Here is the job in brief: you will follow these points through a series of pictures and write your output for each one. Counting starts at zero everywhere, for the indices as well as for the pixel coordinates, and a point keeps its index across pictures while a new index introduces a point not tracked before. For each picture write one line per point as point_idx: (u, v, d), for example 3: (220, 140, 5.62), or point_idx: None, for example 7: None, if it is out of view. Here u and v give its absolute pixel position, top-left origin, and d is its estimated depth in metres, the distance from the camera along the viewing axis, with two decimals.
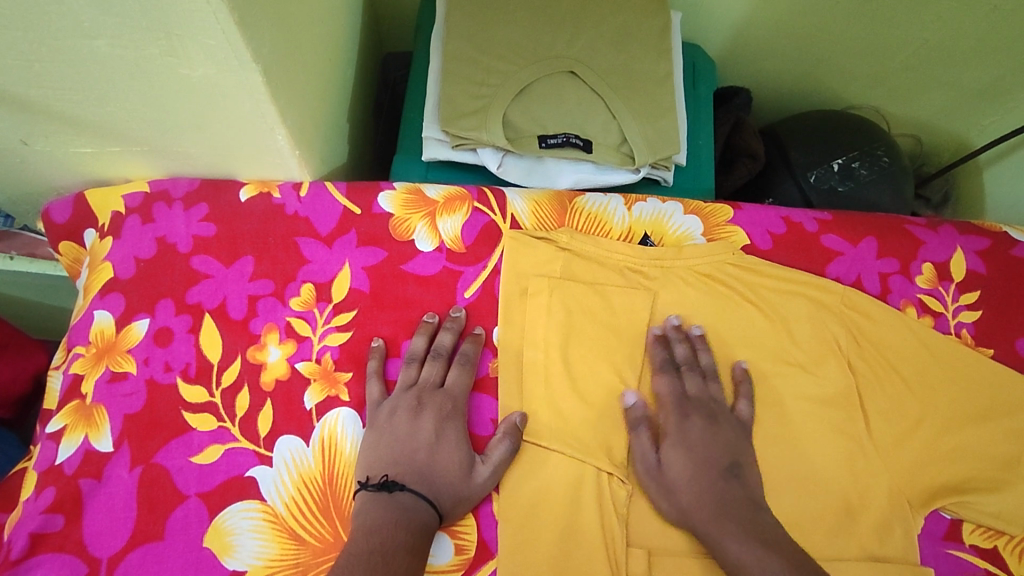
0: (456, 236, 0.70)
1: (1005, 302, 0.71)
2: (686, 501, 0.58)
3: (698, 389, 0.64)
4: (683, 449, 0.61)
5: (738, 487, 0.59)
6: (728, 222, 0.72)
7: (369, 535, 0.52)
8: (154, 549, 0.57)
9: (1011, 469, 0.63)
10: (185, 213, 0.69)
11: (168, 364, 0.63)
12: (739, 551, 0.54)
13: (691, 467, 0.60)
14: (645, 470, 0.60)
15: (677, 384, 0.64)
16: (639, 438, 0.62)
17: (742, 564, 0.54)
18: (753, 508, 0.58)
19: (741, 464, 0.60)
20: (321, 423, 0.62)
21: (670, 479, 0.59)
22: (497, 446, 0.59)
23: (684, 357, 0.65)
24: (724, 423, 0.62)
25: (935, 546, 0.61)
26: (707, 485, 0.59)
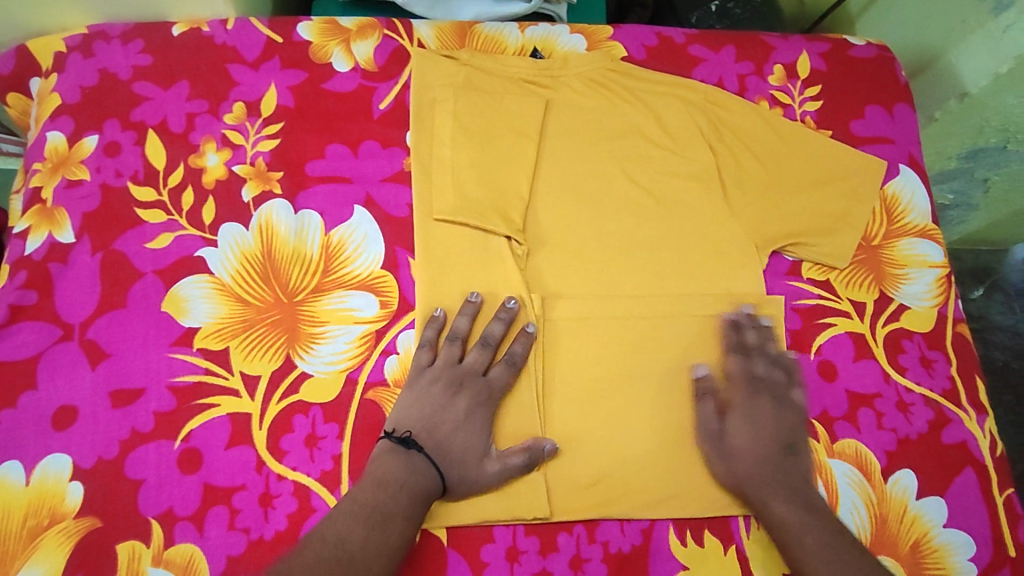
0: (370, 59, 0.79)
1: (842, 92, 0.83)
2: (744, 448, 0.65)
3: (764, 371, 0.69)
4: (750, 443, 0.65)
5: (796, 464, 0.65)
6: (609, 39, 0.83)
7: (378, 489, 0.58)
8: (118, 315, 0.67)
9: (842, 220, 0.75)
10: (123, 48, 0.77)
11: (118, 171, 0.72)
12: (782, 511, 0.62)
13: (757, 443, 0.65)
14: (707, 435, 0.66)
15: (747, 366, 0.69)
16: (752, 339, 0.69)
17: (784, 524, 0.61)
18: (801, 482, 0.64)
19: (797, 443, 0.66)
20: (258, 212, 0.72)
21: (727, 442, 0.66)
22: (513, 455, 0.62)
23: (753, 342, 0.69)
24: (789, 402, 0.68)
25: (778, 280, 0.74)
26: (764, 457, 0.65)
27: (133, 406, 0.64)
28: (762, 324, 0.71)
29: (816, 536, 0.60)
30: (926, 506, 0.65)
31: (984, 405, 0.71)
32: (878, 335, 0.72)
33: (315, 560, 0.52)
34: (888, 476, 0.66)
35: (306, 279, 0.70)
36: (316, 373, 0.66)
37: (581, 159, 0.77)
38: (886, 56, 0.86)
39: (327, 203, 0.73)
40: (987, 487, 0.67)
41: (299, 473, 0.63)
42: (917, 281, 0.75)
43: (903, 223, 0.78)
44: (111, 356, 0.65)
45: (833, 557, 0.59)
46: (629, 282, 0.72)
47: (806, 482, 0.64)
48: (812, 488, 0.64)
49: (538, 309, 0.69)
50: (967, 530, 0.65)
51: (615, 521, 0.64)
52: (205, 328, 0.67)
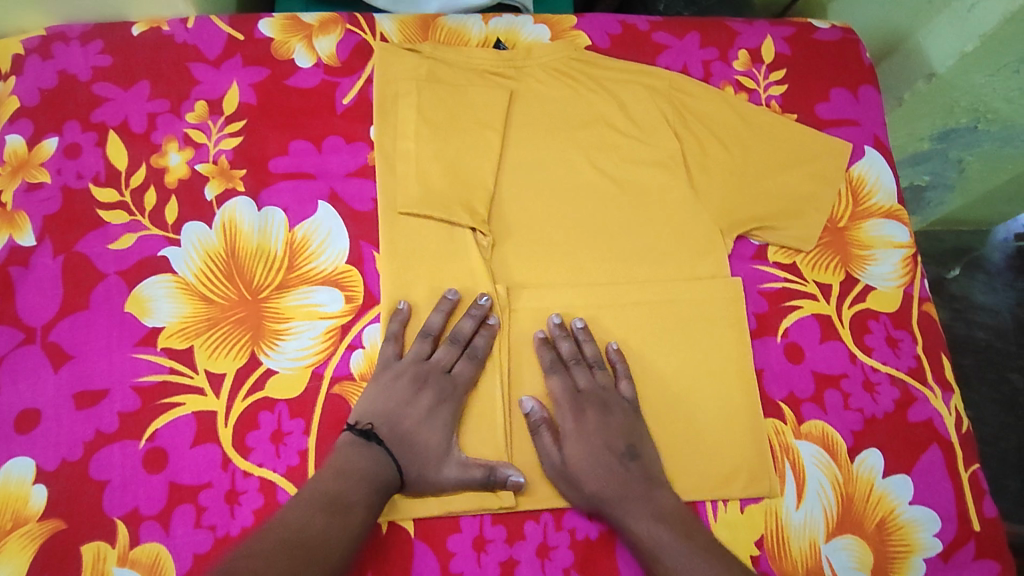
0: (332, 54, 0.79)
1: (808, 75, 0.83)
2: (584, 459, 0.63)
3: (588, 382, 0.67)
4: (579, 447, 0.64)
5: (635, 469, 0.63)
6: (573, 28, 0.83)
7: (338, 478, 0.58)
8: (80, 317, 0.67)
9: (807, 203, 0.75)
10: (82, 49, 0.77)
11: (79, 173, 0.72)
12: (643, 532, 0.60)
13: (589, 457, 0.63)
14: (551, 465, 0.64)
15: (570, 381, 0.67)
16: (565, 350, 0.67)
17: (642, 543, 0.59)
18: (647, 487, 0.62)
19: (635, 445, 0.64)
20: (220, 210, 0.72)
21: (570, 469, 0.63)
22: (473, 468, 0.62)
23: (569, 352, 0.67)
24: (616, 408, 0.65)
25: (744, 265, 0.74)
26: (604, 471, 0.62)
27: (98, 407, 0.64)
28: (577, 330, 0.68)
29: (684, 542, 0.59)
30: (892, 483, 0.66)
31: (951, 383, 0.71)
32: (844, 317, 0.72)
33: (275, 543, 0.53)
34: (854, 455, 0.67)
35: (270, 276, 0.69)
36: (280, 369, 0.66)
37: (546, 148, 0.77)
38: (851, 39, 0.86)
39: (290, 199, 0.73)
40: (954, 464, 0.68)
41: (265, 470, 0.63)
42: (883, 262, 0.75)
43: (868, 204, 0.78)
44: (74, 358, 0.65)
45: (692, 565, 0.57)
46: (595, 271, 0.72)
47: (651, 481, 0.63)
48: (663, 491, 0.62)
49: (502, 299, 0.69)
50: (932, 506, 0.66)
51: (583, 508, 0.64)
52: (169, 328, 0.67)
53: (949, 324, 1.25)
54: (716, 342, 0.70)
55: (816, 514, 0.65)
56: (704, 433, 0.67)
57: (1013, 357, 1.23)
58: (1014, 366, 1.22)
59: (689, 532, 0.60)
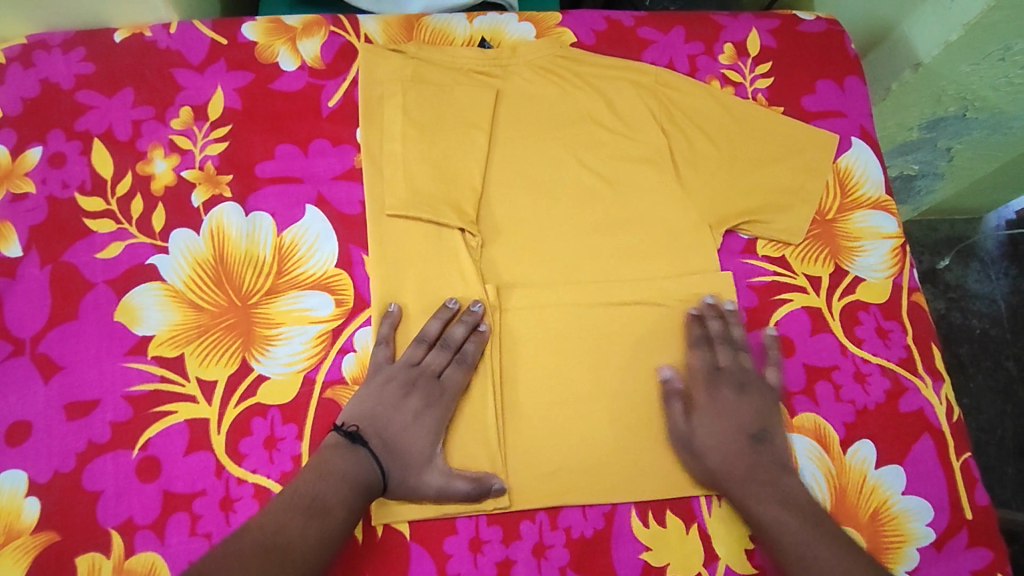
0: (316, 56, 0.79)
1: (793, 68, 0.83)
2: (716, 434, 0.66)
3: (729, 361, 0.68)
4: (711, 424, 0.66)
5: (766, 453, 0.65)
6: (558, 25, 0.83)
7: (318, 480, 0.59)
8: (70, 327, 0.66)
9: (795, 196, 0.75)
10: (64, 56, 0.76)
11: (65, 182, 0.72)
12: (766, 512, 0.61)
13: (728, 436, 0.65)
14: (677, 438, 0.66)
15: (711, 358, 0.69)
16: (714, 328, 0.69)
17: (772, 527, 0.61)
18: (777, 470, 0.64)
19: (768, 431, 0.66)
20: (208, 216, 0.71)
21: (695, 443, 0.65)
22: (458, 479, 0.62)
23: (717, 332, 0.69)
24: (754, 388, 0.67)
25: (734, 259, 0.74)
26: (734, 450, 0.65)
27: (89, 418, 0.64)
28: (726, 311, 0.70)
29: (796, 531, 0.60)
30: (885, 474, 0.67)
31: (941, 372, 0.71)
32: (834, 308, 0.72)
33: (252, 547, 0.54)
34: (847, 447, 0.67)
35: (259, 281, 0.69)
36: (272, 375, 0.66)
37: (534, 147, 0.77)
38: (836, 30, 0.86)
39: (278, 204, 0.72)
40: (945, 453, 0.68)
41: (259, 476, 0.63)
42: (872, 253, 0.75)
43: (856, 195, 0.78)
44: (64, 368, 0.65)
45: (801, 547, 0.59)
46: (585, 269, 0.72)
47: (782, 467, 0.64)
48: (791, 473, 0.64)
49: (493, 301, 0.69)
50: (924, 495, 0.66)
51: (578, 507, 0.65)
52: (159, 336, 0.67)
53: (944, 313, 1.25)
54: (706, 337, 0.70)
55: None
56: (760, 416, 0.66)
57: (1008, 345, 1.23)
58: (1010, 353, 1.23)
59: (813, 513, 0.61)
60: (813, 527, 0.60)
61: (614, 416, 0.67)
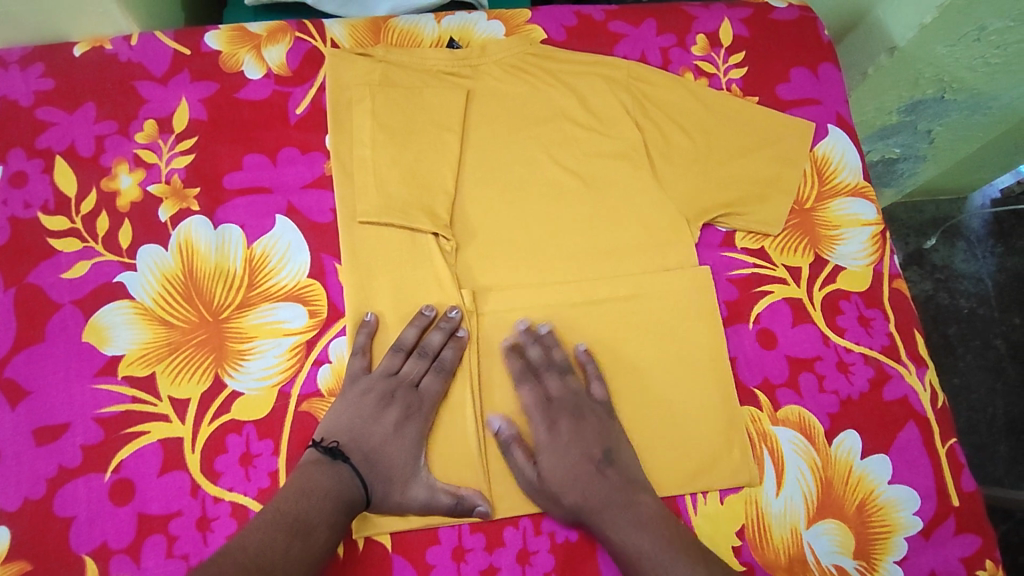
0: (282, 63, 0.77)
1: (767, 57, 0.82)
2: (556, 469, 0.63)
3: (559, 389, 0.66)
4: (554, 456, 0.64)
5: (613, 476, 0.63)
6: (527, 22, 0.82)
7: (300, 498, 0.57)
8: (37, 350, 0.65)
9: (773, 187, 0.75)
10: (22, 73, 0.74)
11: (27, 202, 0.70)
12: (621, 540, 0.60)
13: (568, 468, 0.63)
14: (526, 483, 0.63)
15: (540, 390, 0.66)
16: (534, 356, 0.67)
17: (625, 553, 0.59)
18: (629, 491, 0.62)
19: (612, 450, 0.64)
20: (176, 230, 0.70)
21: (546, 485, 0.62)
22: (441, 495, 0.61)
23: (537, 359, 0.67)
24: (589, 415, 0.66)
25: (712, 253, 0.73)
26: (580, 480, 0.63)
27: (59, 443, 0.62)
28: (542, 335, 0.67)
29: (670, 546, 0.59)
30: (872, 464, 0.66)
31: (925, 358, 0.71)
32: (815, 299, 0.71)
33: (233, 568, 0.51)
34: (833, 438, 0.66)
35: (229, 295, 0.68)
36: (245, 391, 0.65)
37: (507, 147, 0.75)
38: (809, 17, 0.85)
39: (247, 215, 0.71)
40: (931, 440, 0.67)
41: (235, 494, 0.61)
42: (851, 241, 0.74)
43: (835, 183, 0.77)
44: (32, 393, 0.64)
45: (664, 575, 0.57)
46: (562, 268, 0.71)
47: (635, 486, 0.63)
48: (645, 492, 0.63)
49: (470, 306, 0.68)
50: (912, 484, 0.65)
51: None
52: (129, 355, 0.65)
53: (932, 294, 1.25)
54: (686, 334, 0.69)
55: (796, 499, 0.65)
56: (603, 439, 0.64)
57: (997, 323, 1.23)
58: (999, 332, 1.22)
59: (687, 543, 0.59)
60: (692, 556, 0.58)
61: (597, 418, 0.66)
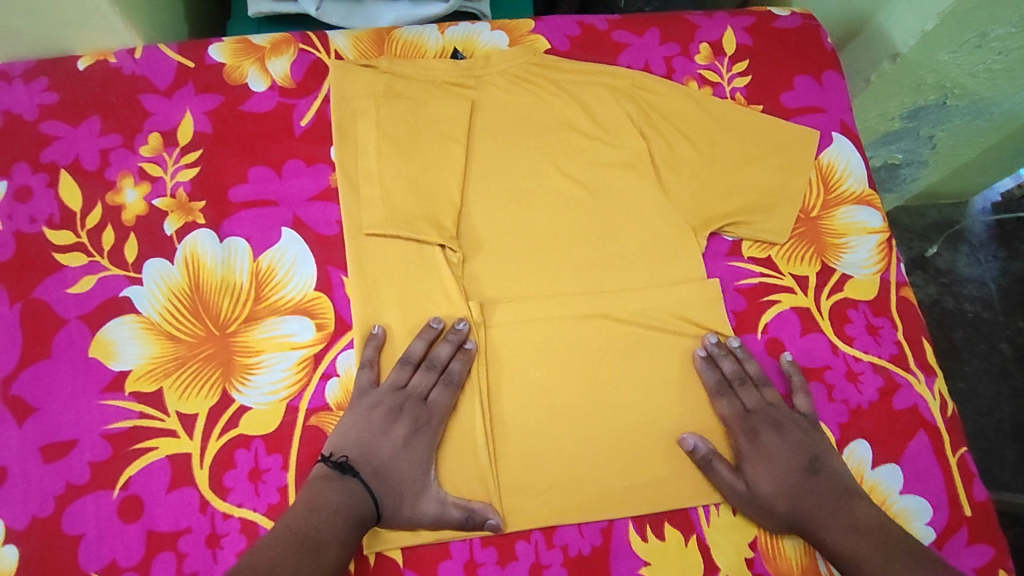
0: (286, 75, 0.77)
1: (770, 65, 0.82)
2: (772, 481, 0.63)
3: (756, 402, 0.67)
4: (764, 465, 0.64)
5: (821, 483, 0.63)
6: (530, 32, 0.82)
7: (310, 514, 0.57)
8: (43, 366, 0.65)
9: (779, 195, 0.75)
10: (26, 87, 0.74)
11: (32, 217, 0.70)
12: (842, 542, 0.59)
13: (778, 478, 0.63)
14: (737, 497, 0.63)
15: (737, 403, 0.67)
16: (728, 368, 0.67)
17: (842, 554, 0.59)
18: (839, 499, 0.62)
19: (819, 459, 0.64)
20: (182, 244, 0.70)
21: (757, 496, 0.63)
22: (453, 509, 0.61)
23: (731, 371, 0.67)
24: (789, 423, 0.66)
25: (719, 262, 0.73)
26: (794, 489, 0.63)
27: (66, 460, 0.62)
28: (735, 348, 0.68)
29: (864, 550, 0.58)
30: (883, 473, 0.66)
31: (933, 366, 0.71)
32: (823, 307, 0.71)
33: None
34: (842, 448, 0.67)
35: (237, 309, 0.68)
36: (254, 406, 0.64)
37: (513, 157, 0.75)
38: (812, 24, 0.85)
39: (253, 228, 0.71)
40: (940, 448, 0.67)
41: (245, 510, 0.61)
42: (858, 249, 0.74)
43: (840, 191, 0.77)
44: (38, 410, 0.63)
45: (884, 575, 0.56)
46: (570, 279, 0.71)
47: (847, 492, 0.62)
48: (858, 497, 0.62)
49: (477, 318, 0.68)
50: (923, 493, 0.65)
51: (573, 525, 0.63)
52: (136, 371, 0.65)
53: (937, 299, 1.25)
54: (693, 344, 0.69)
55: None
56: (810, 448, 0.64)
57: (1002, 327, 1.23)
58: (1004, 335, 1.22)
59: (900, 540, 0.58)
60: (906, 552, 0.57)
61: (606, 429, 0.66)
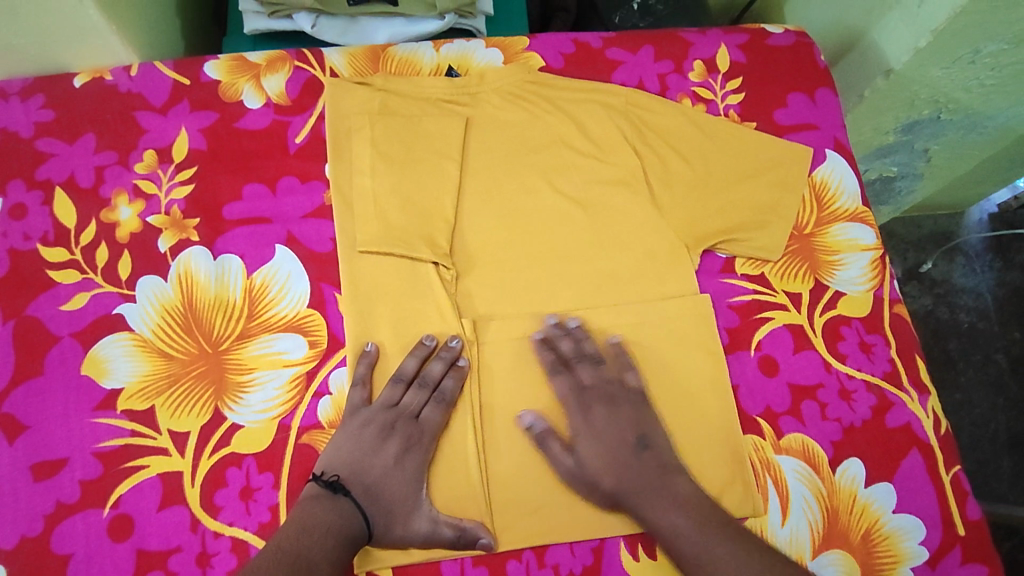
0: (281, 92, 0.78)
1: (763, 82, 0.82)
2: (591, 457, 0.64)
3: (593, 378, 0.67)
4: (592, 442, 0.64)
5: (648, 460, 0.63)
6: (525, 50, 0.82)
7: (301, 535, 0.57)
8: (35, 384, 0.65)
9: (772, 213, 0.75)
10: (22, 105, 0.75)
11: (27, 234, 0.70)
12: (660, 519, 0.60)
13: (602, 453, 0.64)
14: (565, 471, 0.63)
15: (574, 380, 0.67)
16: (566, 349, 0.67)
17: (666, 532, 0.60)
18: (663, 476, 0.63)
19: (648, 436, 0.64)
20: (175, 261, 0.70)
21: (586, 471, 0.63)
22: (443, 528, 0.61)
23: (569, 352, 0.67)
24: (625, 398, 0.66)
25: (712, 279, 0.73)
26: (621, 465, 0.63)
27: (57, 478, 0.62)
28: (572, 329, 0.68)
29: (704, 528, 0.60)
30: (876, 492, 0.65)
31: (927, 385, 0.70)
32: (816, 325, 0.71)
33: None
34: (836, 466, 0.66)
35: (229, 326, 0.68)
36: (245, 424, 0.64)
37: (507, 174, 0.76)
38: (805, 42, 0.86)
39: (247, 245, 0.71)
40: (934, 467, 0.67)
41: (236, 529, 0.61)
42: (851, 266, 0.74)
43: (833, 208, 0.77)
44: (29, 428, 0.63)
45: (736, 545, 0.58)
46: (563, 295, 0.71)
47: (669, 470, 0.63)
48: (681, 476, 0.63)
49: (470, 335, 0.68)
50: (917, 512, 0.65)
51: (565, 543, 0.63)
52: (129, 389, 0.65)
53: (932, 309, 1.25)
54: (686, 362, 0.69)
55: (801, 529, 0.64)
56: (637, 426, 0.65)
57: (997, 338, 1.23)
58: (1000, 347, 1.22)
59: (724, 519, 0.61)
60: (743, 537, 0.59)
61: None
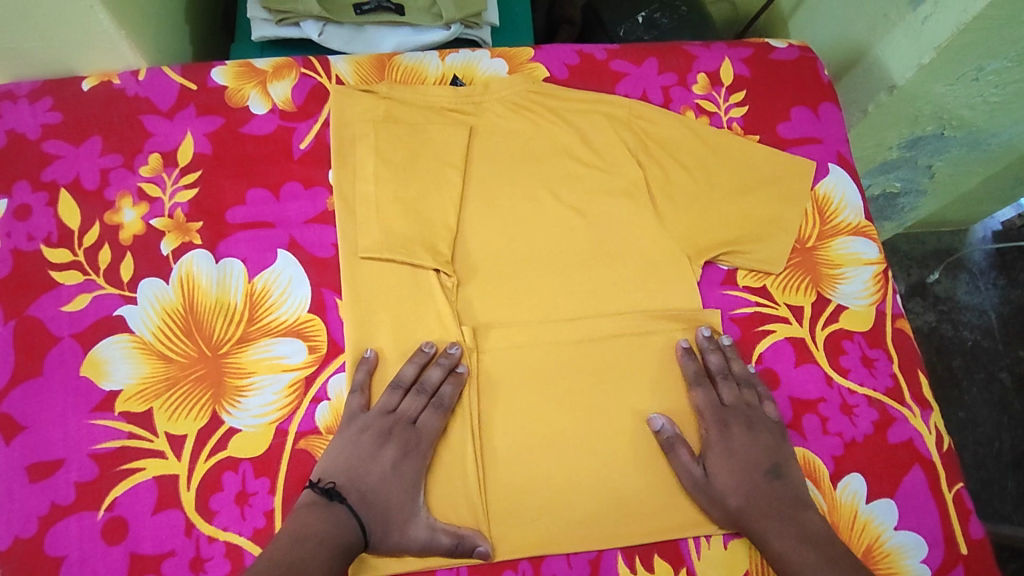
0: (287, 99, 0.78)
1: (767, 96, 0.83)
2: (730, 473, 0.64)
3: (733, 397, 0.67)
4: (726, 457, 0.64)
5: (780, 488, 0.63)
6: (529, 60, 0.83)
7: (295, 544, 0.56)
8: (34, 384, 0.64)
9: (774, 225, 0.75)
10: (31, 106, 0.75)
11: (30, 234, 0.70)
12: (783, 548, 0.59)
13: (733, 472, 0.64)
14: (690, 480, 0.64)
15: (713, 394, 0.67)
16: (713, 362, 0.68)
17: (786, 557, 0.59)
18: (796, 506, 0.62)
19: (781, 465, 0.64)
20: (177, 264, 0.70)
21: (715, 488, 0.63)
22: (441, 535, 0.60)
23: (717, 366, 0.68)
24: (763, 424, 0.66)
25: (714, 291, 0.73)
26: (752, 485, 0.63)
27: (53, 479, 0.61)
28: (724, 345, 0.69)
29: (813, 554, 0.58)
30: (877, 508, 0.65)
31: (929, 401, 0.70)
32: (817, 338, 0.71)
33: None
34: (837, 481, 0.66)
35: (230, 330, 0.68)
36: (244, 428, 0.64)
37: (510, 183, 0.76)
38: (809, 57, 0.86)
39: (248, 249, 0.71)
40: (936, 484, 0.66)
41: (230, 534, 0.61)
42: (854, 280, 0.74)
43: (836, 222, 0.77)
44: (27, 429, 0.63)
45: None
46: (564, 305, 0.71)
47: (798, 504, 0.62)
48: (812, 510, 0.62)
49: (469, 343, 0.68)
50: (919, 530, 0.64)
51: (562, 555, 0.63)
52: (127, 390, 0.65)
53: (935, 326, 1.24)
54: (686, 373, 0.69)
55: None
56: (774, 452, 0.64)
57: (1001, 356, 1.22)
58: (1005, 365, 1.21)
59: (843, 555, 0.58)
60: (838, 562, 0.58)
61: (597, 458, 0.65)
